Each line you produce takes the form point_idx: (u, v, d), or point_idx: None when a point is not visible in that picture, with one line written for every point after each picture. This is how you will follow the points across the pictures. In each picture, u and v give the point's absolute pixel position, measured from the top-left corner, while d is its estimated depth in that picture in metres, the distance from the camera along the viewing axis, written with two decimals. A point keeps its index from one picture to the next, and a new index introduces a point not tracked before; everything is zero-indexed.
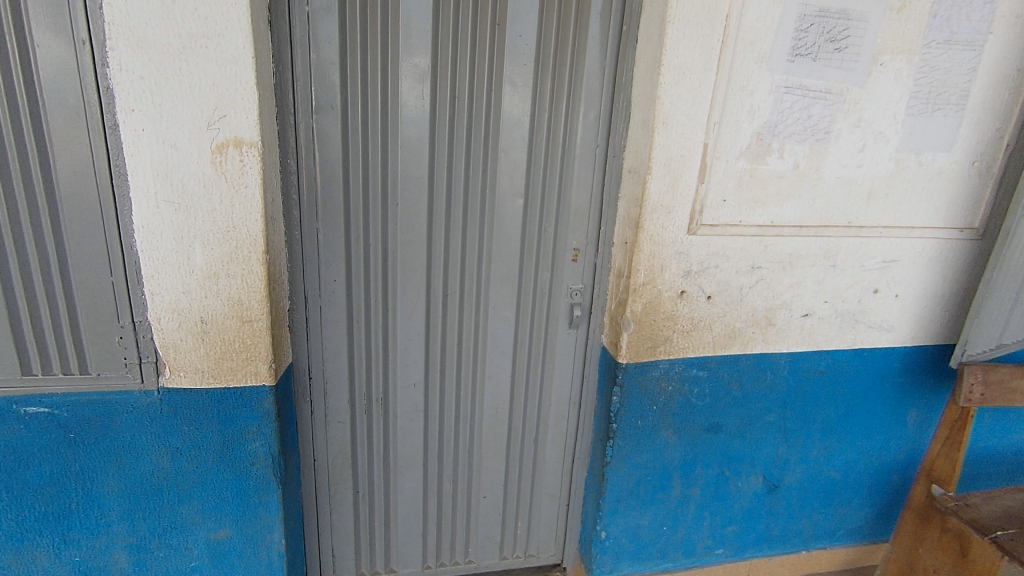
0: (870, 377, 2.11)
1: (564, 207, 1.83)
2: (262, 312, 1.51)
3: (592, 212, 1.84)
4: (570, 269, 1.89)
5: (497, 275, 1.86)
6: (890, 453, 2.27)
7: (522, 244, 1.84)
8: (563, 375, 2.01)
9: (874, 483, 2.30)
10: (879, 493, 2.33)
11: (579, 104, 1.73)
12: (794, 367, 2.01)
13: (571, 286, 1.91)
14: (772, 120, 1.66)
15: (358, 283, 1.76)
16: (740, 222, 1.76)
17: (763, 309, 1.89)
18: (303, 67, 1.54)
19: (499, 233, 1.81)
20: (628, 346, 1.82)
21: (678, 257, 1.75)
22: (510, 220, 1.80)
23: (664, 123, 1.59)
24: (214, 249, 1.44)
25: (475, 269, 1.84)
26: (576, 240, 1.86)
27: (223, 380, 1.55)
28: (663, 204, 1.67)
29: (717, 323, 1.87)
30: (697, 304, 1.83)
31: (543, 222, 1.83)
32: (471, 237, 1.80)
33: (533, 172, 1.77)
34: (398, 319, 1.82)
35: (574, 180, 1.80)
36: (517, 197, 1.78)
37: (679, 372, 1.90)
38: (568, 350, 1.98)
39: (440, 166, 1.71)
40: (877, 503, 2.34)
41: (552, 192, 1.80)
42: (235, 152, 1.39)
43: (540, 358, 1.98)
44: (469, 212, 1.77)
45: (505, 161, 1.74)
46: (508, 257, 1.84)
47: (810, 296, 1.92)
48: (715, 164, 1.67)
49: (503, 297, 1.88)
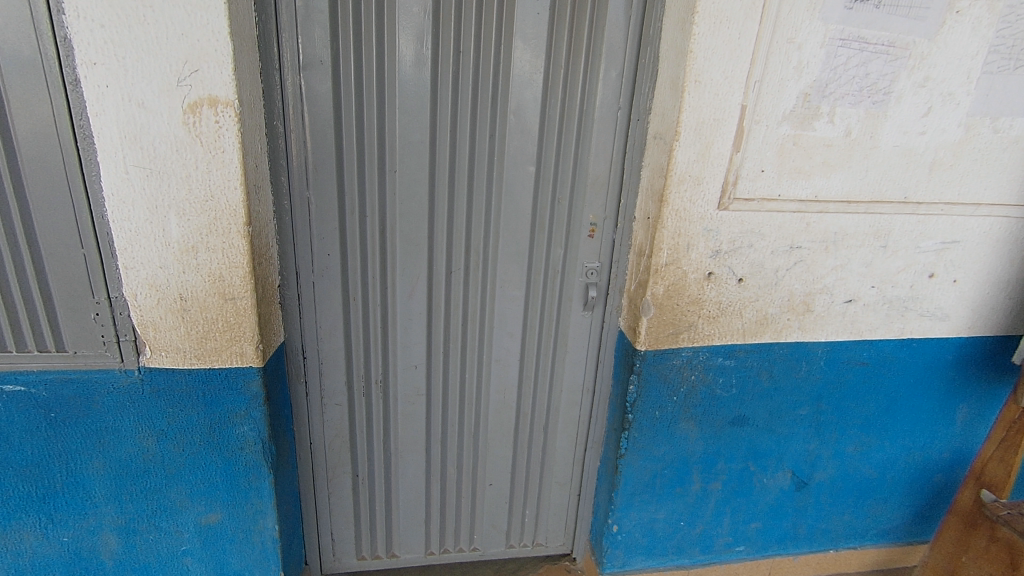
0: (917, 370, 1.91)
1: (580, 178, 1.65)
2: (245, 289, 1.40)
3: (611, 184, 1.66)
4: (587, 246, 1.72)
5: (505, 251, 1.70)
6: (934, 452, 2.07)
7: (533, 217, 1.67)
8: (577, 361, 1.87)
9: (914, 483, 2.12)
10: (920, 493, 2.14)
11: (598, 60, 1.54)
12: (832, 358, 1.82)
13: (587, 264, 1.74)
14: (824, 78, 1.44)
15: (354, 259, 1.62)
16: (780, 197, 1.56)
17: (800, 293, 1.70)
18: (288, 16, 1.38)
19: (508, 206, 1.65)
20: (647, 331, 1.66)
21: (707, 235, 1.57)
22: (520, 191, 1.63)
23: (696, 82, 1.38)
24: (191, 221, 1.32)
25: (481, 245, 1.69)
26: (593, 214, 1.69)
27: (206, 361, 1.45)
28: (692, 175, 1.48)
29: (748, 308, 1.69)
30: (727, 287, 1.65)
31: (557, 193, 1.66)
32: (477, 210, 1.65)
33: (546, 138, 1.60)
34: (397, 297, 1.70)
35: (592, 147, 1.61)
36: (529, 167, 1.61)
37: (703, 361, 1.73)
38: (582, 335, 1.83)
39: (443, 130, 1.54)
40: (916, 504, 2.16)
41: (567, 161, 1.62)
42: (209, 112, 1.25)
43: (552, 342, 1.83)
44: (474, 182, 1.61)
45: (514, 126, 1.57)
46: (518, 232, 1.68)
47: (855, 279, 1.72)
48: (754, 129, 1.46)
49: (512, 275, 1.73)
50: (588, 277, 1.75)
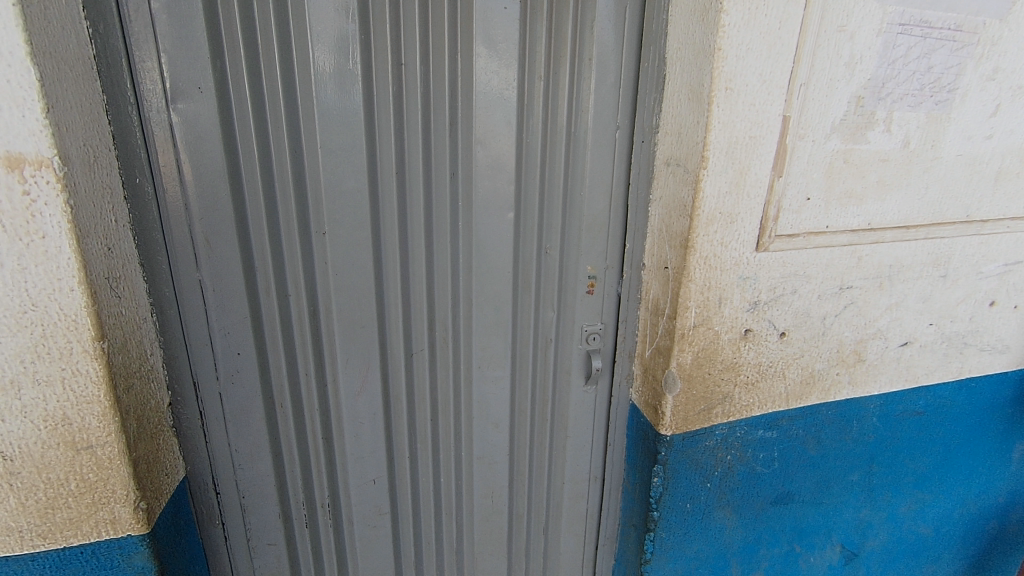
0: (974, 412, 1.62)
1: (572, 221, 1.26)
2: (106, 432, 0.93)
3: (612, 225, 1.29)
4: (586, 305, 1.34)
5: (480, 322, 1.30)
6: (990, 497, 1.79)
7: (515, 276, 1.28)
8: (582, 447, 1.48)
9: (969, 534, 1.83)
10: (975, 544, 1.86)
11: (588, 67, 1.16)
12: (885, 411, 1.51)
13: (588, 327, 1.36)
14: (880, 76, 1.11)
15: (277, 354, 1.18)
16: (828, 228, 1.23)
17: (850, 343, 1.38)
18: (143, 25, 0.93)
19: (482, 264, 1.25)
20: (673, 412, 1.29)
21: (742, 284, 1.22)
22: (496, 245, 1.24)
23: (727, 89, 1.03)
24: (4, 344, 0.85)
25: (451, 317, 1.28)
26: (592, 265, 1.31)
27: (57, 538, 0.98)
28: (724, 212, 1.13)
29: (791, 368, 1.35)
30: (767, 345, 1.30)
31: (544, 242, 1.27)
32: (442, 273, 1.24)
33: (526, 174, 1.21)
34: (343, 396, 1.26)
35: (586, 181, 1.24)
36: (506, 213, 1.22)
37: (740, 436, 1.39)
38: (586, 414, 1.45)
39: (387, 173, 1.13)
40: (972, 555, 1.88)
41: (555, 200, 1.24)
42: (10, 178, 0.78)
43: (548, 427, 1.44)
44: (435, 238, 1.21)
45: (483, 161, 1.17)
46: (497, 295, 1.28)
47: (911, 318, 1.41)
48: (798, 147, 1.12)
49: (494, 351, 1.33)
50: (590, 343, 1.37)
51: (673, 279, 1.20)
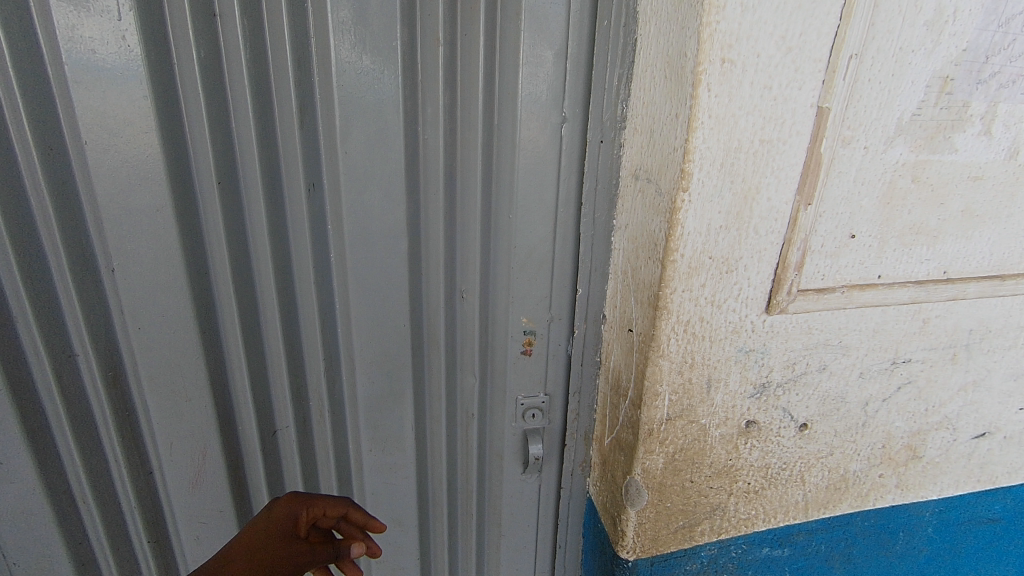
0: None
1: (499, 256, 0.87)
2: None
3: (559, 260, 0.89)
4: (521, 370, 0.96)
5: (370, 390, 0.93)
6: None
7: (417, 328, 0.91)
8: (521, 549, 1.10)
9: None
10: None
11: (516, 25, 0.75)
12: (944, 520, 1.10)
13: (524, 399, 0.98)
14: (982, 45, 0.69)
15: (64, 439, 0.83)
16: (879, 279, 0.81)
17: (902, 436, 0.98)
18: None
19: (366, 313, 0.88)
20: (637, 531, 0.90)
21: (743, 360, 0.81)
22: (386, 286, 0.87)
23: (726, 61, 0.62)
24: None
25: (328, 385, 0.92)
26: (530, 316, 0.92)
27: None
28: (716, 257, 0.73)
29: (812, 469, 0.95)
30: (779, 442, 0.90)
31: (458, 284, 0.89)
32: (308, 326, 0.87)
33: (426, 186, 0.82)
34: (175, 489, 0.91)
35: (517, 198, 0.84)
36: (398, 242, 0.84)
37: (736, 557, 1.00)
38: (527, 508, 1.07)
39: (205, 183, 0.76)
40: None
41: (471, 225, 0.85)
42: None
43: (474, 524, 1.07)
44: (292, 277, 0.83)
45: (355, 167, 0.79)
46: (392, 355, 0.92)
47: (992, 402, 0.99)
48: (841, 159, 0.71)
49: (393, 428, 0.96)
50: (529, 420, 0.99)
51: (637, 351, 0.80)
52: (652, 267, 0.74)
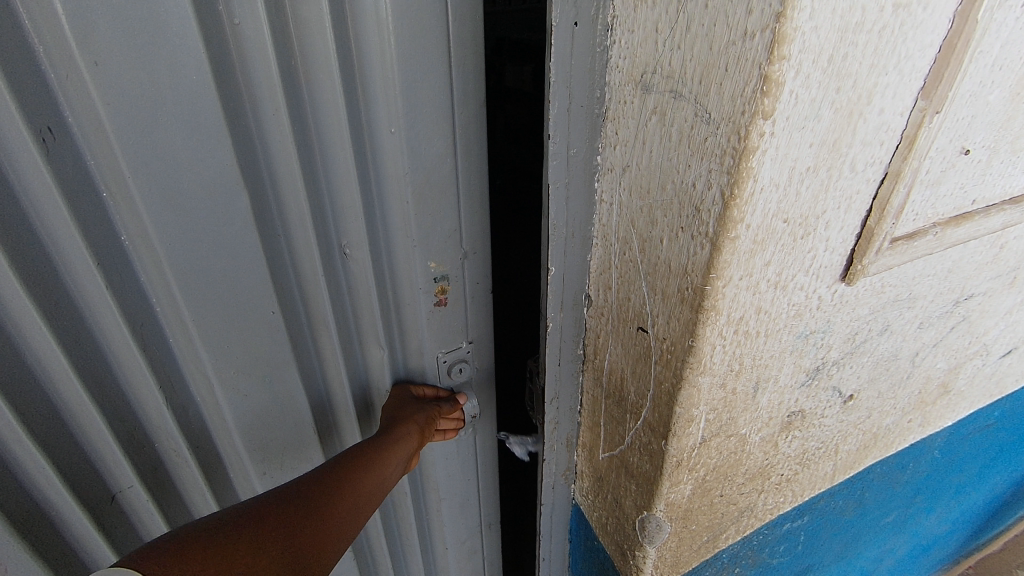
0: None
1: (388, 196, 0.54)
2: None
3: (467, 172, 0.56)
4: (436, 329, 0.64)
5: (247, 406, 0.60)
6: (1015, 473, 1.44)
7: (291, 310, 0.58)
8: (479, 538, 0.90)
9: (981, 511, 1.51)
10: (982, 516, 1.56)
11: None
12: (952, 439, 1.00)
13: (443, 356, 0.67)
14: None
15: None
16: (976, 206, 0.57)
17: (939, 376, 0.81)
18: None
19: (211, 321, 0.53)
20: (655, 565, 0.69)
21: (802, 345, 0.56)
22: (232, 271, 0.52)
23: None
24: None
25: (188, 430, 0.59)
26: (439, 259, 0.60)
27: None
28: (793, 218, 0.44)
29: (849, 437, 0.77)
30: (821, 424, 0.69)
31: (335, 237, 0.56)
32: (126, 360, 0.51)
33: (254, 102, 0.46)
34: None
35: (400, 97, 0.48)
36: (234, 199, 0.49)
37: (758, 543, 0.83)
38: (475, 492, 0.84)
39: None
40: (975, 526, 1.59)
41: (339, 153, 0.51)
42: None
43: (423, 536, 0.85)
44: (71, 293, 0.46)
45: (123, 78, 0.40)
46: (265, 346, 0.58)
47: None
48: (991, 32, 0.42)
49: (294, 443, 0.66)
50: (457, 378, 0.70)
51: (654, 358, 0.53)
52: (681, 241, 0.46)
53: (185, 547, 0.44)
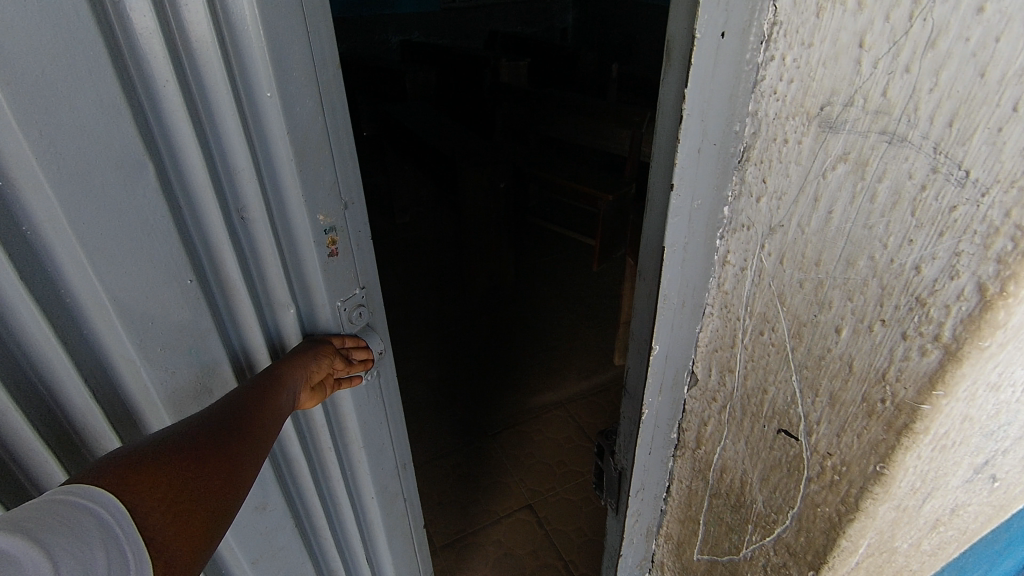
0: None
1: (271, 153, 0.65)
2: None
3: (340, 147, 0.71)
4: (331, 277, 0.76)
5: (169, 328, 0.65)
6: None
7: (217, 265, 0.68)
8: (389, 473, 1.04)
9: None
10: None
11: None
12: None
13: (335, 298, 0.78)
14: None
15: None
16: None
17: None
18: None
19: (127, 289, 0.60)
20: None
21: (990, 445, 0.50)
22: (138, 237, 0.59)
23: None
24: None
25: (118, 420, 0.66)
26: (326, 211, 0.72)
27: None
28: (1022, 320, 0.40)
29: (986, 522, 0.66)
30: (972, 515, 0.60)
31: (232, 203, 0.67)
32: (43, 349, 0.58)
33: (142, 74, 0.56)
34: None
35: (269, 61, 0.60)
36: (141, 168, 0.57)
37: None
38: (381, 434, 0.99)
39: None
40: None
41: (225, 120, 0.62)
42: None
43: None
44: (31, 252, 0.55)
45: (19, 20, 0.46)
46: (192, 325, 0.67)
47: None
48: None
49: (206, 391, 0.72)
50: (357, 321, 0.84)
51: (805, 471, 0.55)
52: (855, 330, 0.47)
53: (124, 470, 0.50)
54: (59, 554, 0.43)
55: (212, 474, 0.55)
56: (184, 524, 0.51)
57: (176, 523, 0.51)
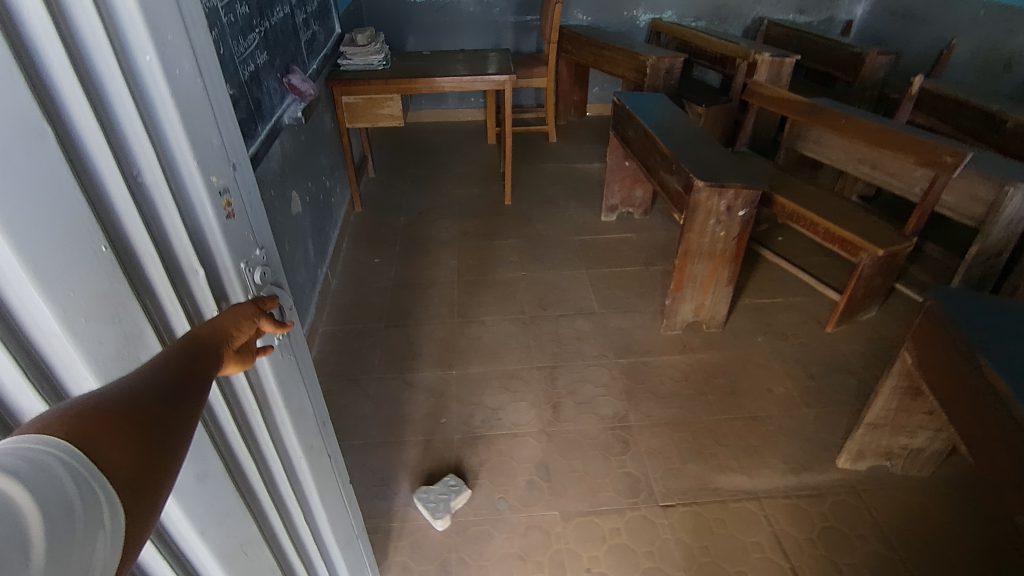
0: None
1: (159, 112, 0.75)
2: None
3: (215, 108, 0.85)
4: (226, 234, 0.90)
5: (90, 296, 0.71)
6: None
7: (118, 228, 0.75)
8: (310, 430, 1.27)
9: None
10: None
11: None
12: None
13: (236, 260, 0.93)
14: None
15: None
16: None
17: None
18: None
19: (38, 248, 0.64)
20: None
21: None
22: (47, 199, 0.64)
23: None
24: None
25: (34, 373, 0.72)
26: (217, 171, 0.86)
27: None
28: None
29: None
30: None
31: (128, 170, 0.75)
32: None
33: (27, 42, 0.60)
34: None
35: (146, 21, 0.69)
36: (42, 137, 0.62)
37: None
38: (298, 391, 1.20)
39: None
40: None
41: (113, 84, 0.69)
42: None
43: None
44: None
45: None
46: (112, 294, 0.74)
47: None
48: None
49: (123, 356, 0.78)
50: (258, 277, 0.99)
51: None
52: None
53: (73, 424, 0.58)
54: (36, 491, 0.50)
55: (152, 415, 0.65)
56: (135, 462, 0.61)
57: (132, 457, 0.61)
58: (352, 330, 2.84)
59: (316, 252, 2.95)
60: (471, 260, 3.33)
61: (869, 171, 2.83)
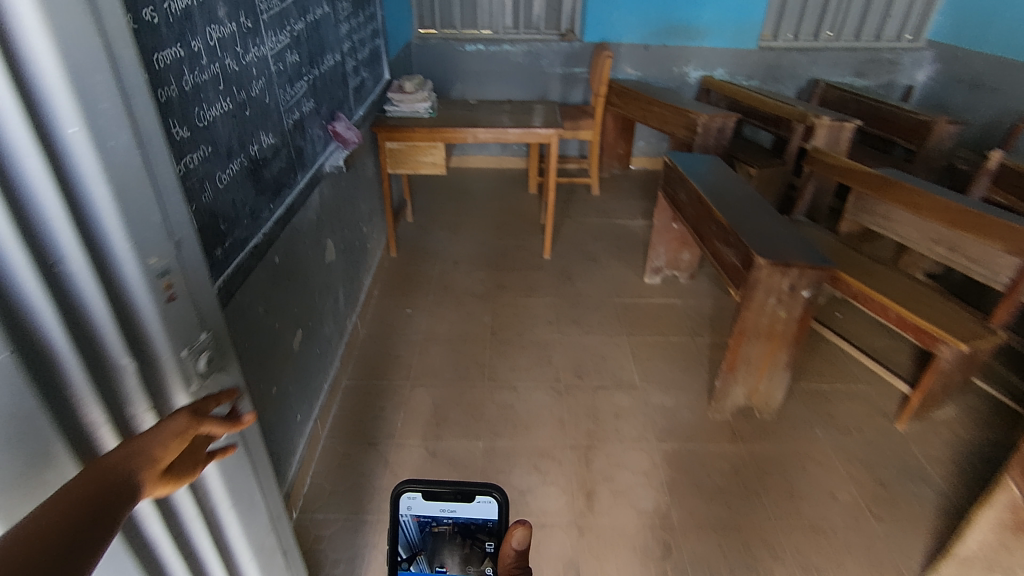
0: None
1: (86, 188, 0.68)
2: None
3: (160, 182, 0.79)
4: (164, 320, 0.82)
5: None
6: None
7: (31, 320, 0.67)
8: (261, 530, 1.14)
9: None
10: None
11: None
12: None
13: (173, 348, 0.85)
14: None
15: None
16: None
17: None
18: None
19: None
20: None
21: None
22: None
23: None
24: None
25: None
26: (155, 251, 0.78)
27: None
28: None
29: None
30: None
31: (47, 254, 0.67)
32: None
33: None
34: None
35: (73, 88, 0.64)
36: None
37: None
38: (249, 489, 1.08)
39: None
40: None
41: (27, 160, 0.63)
42: None
43: None
44: None
45: None
46: (14, 387, 0.65)
47: None
48: None
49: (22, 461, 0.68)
50: (201, 366, 0.91)
51: None
52: None
53: None
54: None
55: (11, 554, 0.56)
56: None
57: None
58: (374, 386, 2.68)
59: (347, 301, 2.84)
60: (506, 317, 3.17)
61: (952, 255, 2.51)
